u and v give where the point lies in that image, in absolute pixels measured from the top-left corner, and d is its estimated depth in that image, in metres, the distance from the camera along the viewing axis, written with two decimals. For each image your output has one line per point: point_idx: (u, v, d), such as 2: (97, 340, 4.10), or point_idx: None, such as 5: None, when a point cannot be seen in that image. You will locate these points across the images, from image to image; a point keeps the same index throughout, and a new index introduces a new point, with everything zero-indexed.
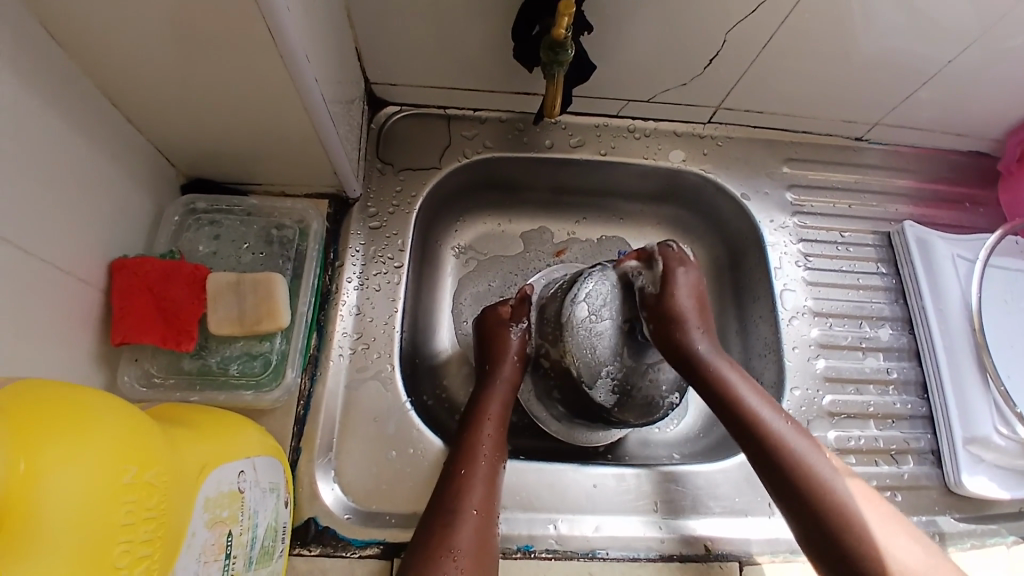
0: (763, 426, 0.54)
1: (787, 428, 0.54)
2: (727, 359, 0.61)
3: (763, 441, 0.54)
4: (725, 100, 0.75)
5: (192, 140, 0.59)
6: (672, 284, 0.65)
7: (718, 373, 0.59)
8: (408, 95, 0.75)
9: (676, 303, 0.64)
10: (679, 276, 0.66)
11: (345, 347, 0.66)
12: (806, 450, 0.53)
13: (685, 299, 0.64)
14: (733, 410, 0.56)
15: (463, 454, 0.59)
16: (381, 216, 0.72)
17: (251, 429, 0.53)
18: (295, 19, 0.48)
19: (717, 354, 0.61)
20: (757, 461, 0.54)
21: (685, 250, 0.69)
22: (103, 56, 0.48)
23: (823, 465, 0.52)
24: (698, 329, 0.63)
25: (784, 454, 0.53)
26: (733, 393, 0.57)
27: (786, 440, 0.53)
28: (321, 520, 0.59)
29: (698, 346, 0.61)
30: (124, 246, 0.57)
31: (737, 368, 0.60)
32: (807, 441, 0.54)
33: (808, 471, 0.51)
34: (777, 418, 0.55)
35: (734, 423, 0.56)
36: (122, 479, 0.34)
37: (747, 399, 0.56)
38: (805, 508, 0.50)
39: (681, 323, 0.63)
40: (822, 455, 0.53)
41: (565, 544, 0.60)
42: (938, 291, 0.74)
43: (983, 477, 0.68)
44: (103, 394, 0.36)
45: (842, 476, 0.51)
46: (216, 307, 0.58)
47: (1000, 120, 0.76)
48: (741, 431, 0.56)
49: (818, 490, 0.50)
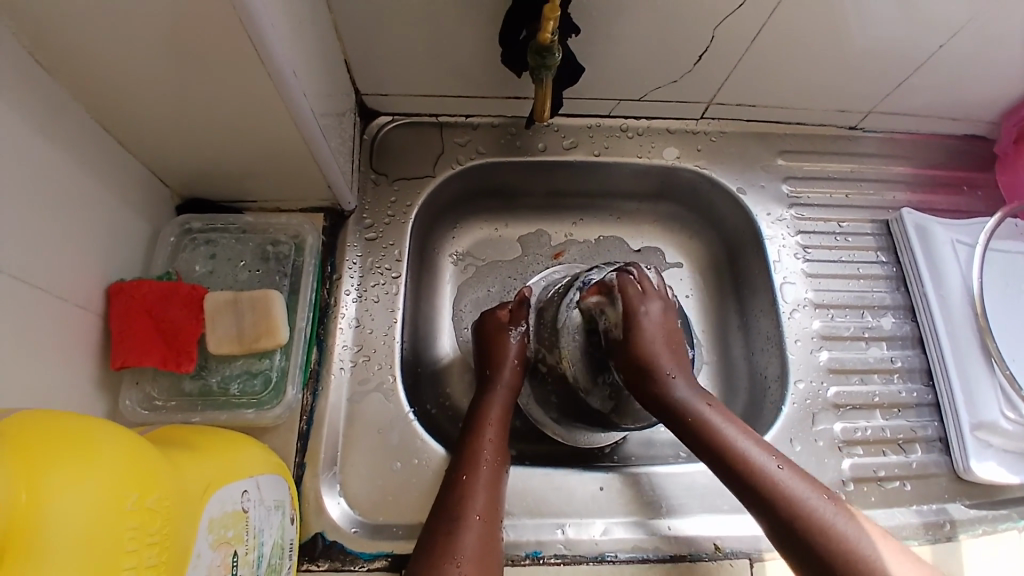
0: (754, 471, 0.53)
1: (779, 471, 0.53)
2: (705, 399, 0.59)
3: (758, 491, 0.52)
4: (717, 95, 0.74)
5: (185, 160, 0.59)
6: (635, 325, 0.64)
7: (701, 420, 0.57)
8: (400, 105, 0.75)
9: (641, 347, 0.63)
10: (642, 317, 0.64)
11: (346, 360, 0.66)
12: (805, 495, 0.51)
13: (651, 340, 0.63)
14: (724, 461, 0.54)
15: (465, 460, 0.58)
16: (377, 227, 0.72)
17: (254, 447, 0.53)
18: (281, 35, 0.48)
19: (695, 396, 0.59)
20: (757, 511, 0.52)
21: (644, 278, 0.67)
22: (92, 80, 0.48)
23: (824, 508, 0.50)
24: (672, 372, 0.61)
25: (783, 503, 0.51)
26: (720, 441, 0.55)
27: (782, 487, 0.51)
28: (329, 534, 0.59)
29: (676, 393, 0.60)
30: (121, 268, 0.57)
31: (719, 409, 0.58)
32: (804, 482, 0.52)
33: (808, 517, 0.50)
34: (768, 461, 0.53)
35: (726, 474, 0.54)
36: (123, 506, 0.34)
37: (735, 447, 0.54)
38: (812, 555, 0.49)
39: (651, 368, 0.61)
40: (821, 496, 0.51)
41: (574, 548, 0.60)
42: (939, 277, 0.73)
43: (992, 463, 0.67)
44: (102, 422, 0.36)
45: (845, 517, 0.50)
46: (215, 326, 0.57)
47: (995, 103, 0.75)
48: (735, 482, 0.54)
49: (823, 538, 0.49)
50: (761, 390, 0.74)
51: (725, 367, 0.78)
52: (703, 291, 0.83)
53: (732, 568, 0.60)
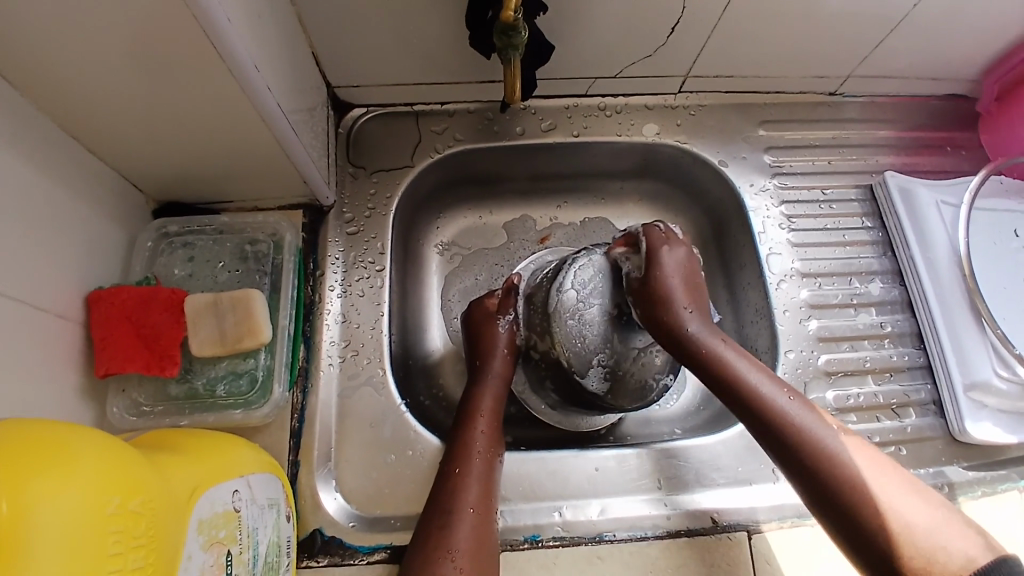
0: (762, 401, 0.53)
1: (787, 400, 0.53)
2: (719, 336, 0.59)
3: (769, 420, 0.52)
4: (693, 69, 0.74)
5: (157, 165, 0.58)
6: (656, 262, 0.63)
7: (711, 352, 0.57)
8: (373, 96, 0.74)
9: (661, 284, 0.62)
10: (665, 257, 0.64)
11: (334, 356, 0.66)
12: (812, 424, 0.51)
13: (671, 283, 0.62)
14: (734, 391, 0.55)
15: (457, 452, 0.58)
16: (358, 220, 0.72)
17: (243, 447, 0.53)
18: (241, 31, 0.47)
19: (709, 332, 0.60)
20: (765, 441, 0.53)
21: (671, 230, 0.66)
22: (51, 89, 0.47)
23: (829, 438, 0.51)
24: (688, 308, 0.61)
25: (791, 433, 0.51)
26: (731, 372, 0.56)
27: (791, 417, 0.52)
28: (327, 530, 0.59)
29: (688, 327, 0.60)
30: (99, 277, 0.57)
31: (731, 345, 0.58)
32: (811, 412, 0.52)
33: (811, 444, 0.50)
34: (778, 391, 0.54)
35: (737, 405, 0.55)
36: (105, 510, 0.34)
37: (745, 378, 0.55)
38: (814, 482, 0.50)
39: (667, 303, 0.61)
40: (827, 425, 0.52)
41: (572, 530, 0.60)
42: (925, 239, 0.73)
43: (987, 423, 0.67)
44: (81, 428, 0.36)
45: (849, 445, 0.50)
46: (197, 329, 0.57)
47: (976, 60, 0.75)
48: (745, 411, 0.54)
49: (827, 466, 0.49)
50: None
51: None
52: None
53: (731, 541, 0.60)
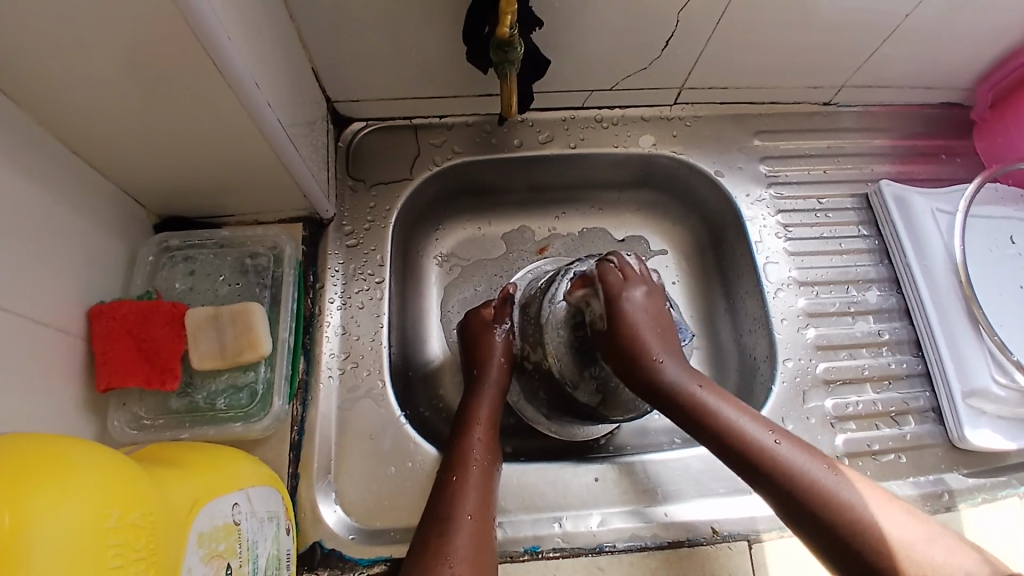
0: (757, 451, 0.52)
1: (778, 446, 0.52)
2: (698, 379, 0.58)
3: (767, 471, 0.52)
4: (688, 80, 0.75)
5: (159, 180, 0.59)
6: (619, 309, 0.62)
7: (696, 399, 0.56)
8: (372, 110, 0.75)
9: (625, 331, 0.61)
10: (626, 303, 0.63)
11: (334, 368, 0.66)
12: (806, 465, 0.51)
13: (636, 328, 0.61)
14: (724, 441, 0.54)
15: (454, 460, 0.59)
16: (357, 233, 0.72)
17: (244, 460, 0.53)
18: (241, 48, 0.48)
19: (688, 377, 0.58)
20: (763, 489, 0.52)
21: (626, 264, 0.66)
22: (54, 106, 0.48)
23: (826, 478, 0.50)
24: (661, 355, 0.60)
25: (789, 478, 0.51)
26: (718, 420, 0.55)
27: (785, 460, 0.51)
28: (327, 543, 0.59)
29: (668, 376, 0.58)
30: (101, 291, 0.57)
31: (711, 387, 0.58)
32: (803, 451, 0.52)
33: (813, 491, 0.49)
34: (768, 438, 0.53)
35: (729, 456, 0.54)
36: (105, 523, 0.34)
37: (734, 425, 0.54)
38: (823, 530, 0.49)
39: (639, 354, 0.60)
40: (820, 463, 0.51)
41: (572, 541, 0.60)
42: (921, 247, 0.74)
43: (987, 430, 0.67)
44: (83, 442, 0.36)
45: (846, 481, 0.50)
46: (196, 343, 0.57)
47: (969, 69, 0.75)
48: (741, 464, 0.53)
49: (830, 507, 0.49)
50: (751, 373, 0.74)
51: (715, 351, 0.78)
52: (688, 277, 0.83)
53: (731, 550, 0.59)
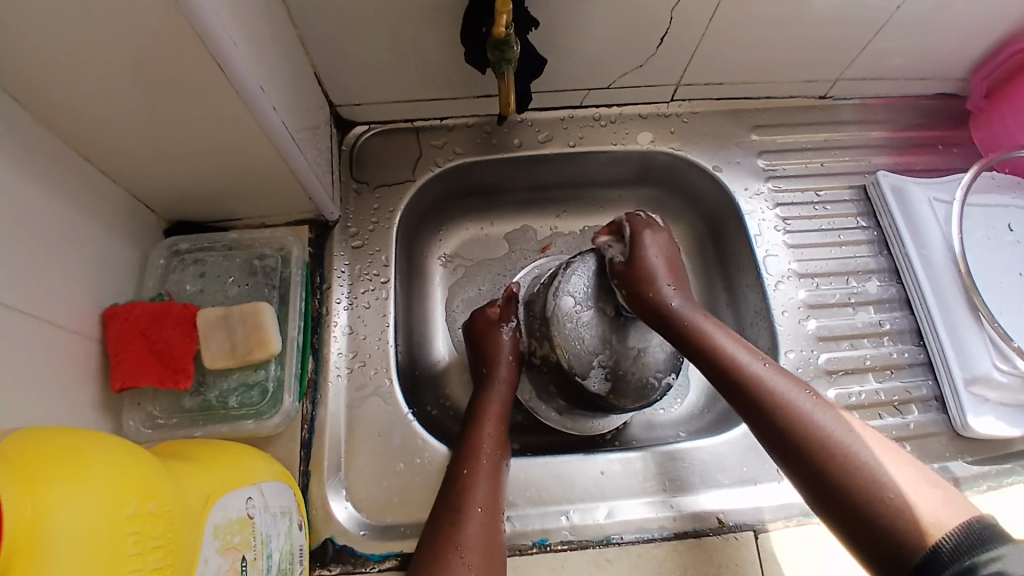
0: (738, 367, 0.55)
1: (763, 369, 0.54)
2: (701, 312, 0.62)
3: (744, 386, 0.54)
4: (684, 77, 0.76)
5: (167, 185, 0.60)
6: (640, 245, 0.67)
7: (694, 326, 0.60)
8: (374, 113, 0.76)
9: (643, 264, 0.66)
10: (647, 240, 0.68)
11: (342, 367, 0.67)
12: (789, 392, 0.52)
13: (654, 265, 0.66)
14: (715, 366, 0.56)
15: (465, 454, 0.60)
16: (362, 234, 0.73)
17: (256, 457, 0.54)
18: (246, 55, 0.49)
19: (691, 308, 0.62)
20: (747, 415, 0.53)
21: (652, 218, 0.71)
22: (66, 115, 0.49)
23: (803, 401, 0.51)
24: (671, 287, 0.64)
25: (768, 400, 0.52)
26: (712, 349, 0.57)
27: (768, 387, 0.52)
28: (339, 539, 0.60)
29: (673, 303, 0.62)
30: (113, 294, 0.59)
31: (713, 320, 0.61)
32: (790, 381, 0.53)
33: (786, 409, 0.51)
34: (754, 361, 0.55)
35: (718, 381, 0.56)
36: (124, 511, 0.35)
37: (726, 352, 0.56)
38: (789, 444, 0.49)
39: (653, 283, 0.64)
40: (804, 393, 0.52)
41: (580, 534, 0.61)
42: (919, 236, 0.74)
43: (990, 417, 0.67)
44: (103, 436, 0.38)
45: (826, 409, 0.50)
46: (209, 341, 0.59)
47: (963, 59, 0.76)
48: (722, 379, 0.55)
49: (805, 430, 0.49)
50: None
51: None
52: (689, 273, 0.84)
53: (737, 541, 0.60)
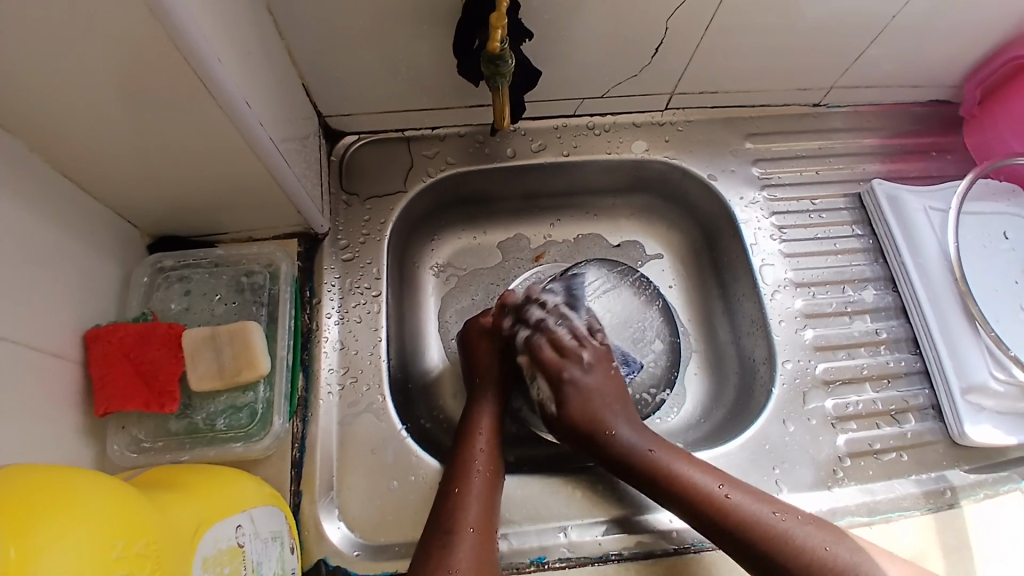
0: (708, 499, 0.56)
1: (730, 494, 0.56)
2: (649, 441, 0.61)
3: (721, 520, 0.55)
4: (678, 86, 0.75)
5: (151, 200, 0.59)
6: (565, 396, 0.65)
7: (652, 465, 0.59)
8: (364, 123, 0.75)
9: (571, 419, 0.65)
10: (570, 387, 0.66)
11: (333, 384, 0.66)
12: (760, 513, 0.54)
13: (587, 415, 0.64)
14: (686, 500, 0.57)
15: (456, 472, 0.58)
16: (353, 247, 0.72)
17: (247, 482, 0.52)
18: (231, 69, 0.47)
19: (639, 440, 0.61)
20: (725, 544, 0.55)
21: (569, 335, 0.69)
22: (43, 131, 0.47)
23: (776, 521, 0.54)
24: (609, 427, 0.63)
25: (747, 529, 0.54)
26: (680, 482, 0.57)
27: (744, 511, 0.55)
28: (331, 560, 0.58)
29: (623, 443, 0.61)
30: (95, 315, 0.57)
31: (661, 446, 0.61)
32: (756, 500, 0.55)
33: (766, 535, 0.53)
34: (717, 487, 0.56)
35: (690, 513, 0.57)
36: (110, 554, 0.33)
37: (694, 484, 0.57)
38: (779, 570, 0.52)
39: (590, 434, 0.63)
40: (770, 508, 0.55)
41: (578, 551, 0.60)
42: (914, 245, 0.74)
43: (986, 425, 0.67)
44: (86, 474, 0.36)
45: (801, 522, 0.54)
46: (195, 363, 0.57)
47: (956, 66, 0.76)
48: (696, 515, 0.56)
49: (791, 553, 0.52)
50: (750, 375, 0.74)
51: (713, 353, 0.79)
52: (684, 282, 0.83)
53: None
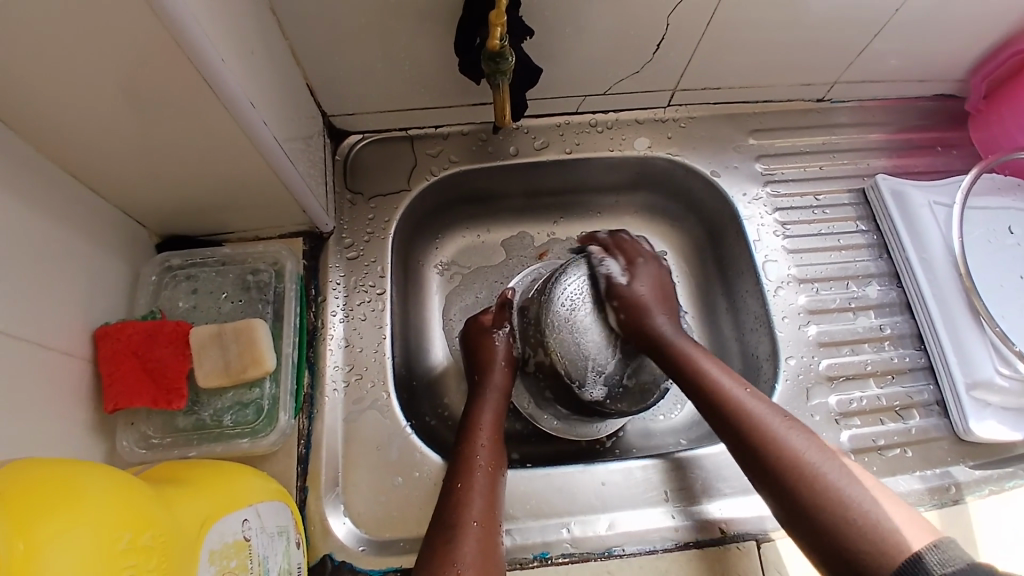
0: (720, 391, 0.57)
1: (743, 394, 0.56)
2: (691, 341, 0.64)
3: (723, 409, 0.56)
4: (681, 82, 0.75)
5: (158, 200, 0.59)
6: (635, 274, 0.69)
7: (682, 353, 0.62)
8: (368, 123, 0.75)
9: (638, 293, 0.67)
10: (640, 270, 0.69)
11: (338, 381, 0.67)
12: (763, 414, 0.54)
13: (646, 297, 0.67)
14: (700, 389, 0.59)
15: (459, 468, 0.59)
16: (357, 246, 0.73)
17: (252, 477, 0.53)
18: (235, 70, 0.48)
19: (680, 335, 0.64)
20: (724, 436, 0.56)
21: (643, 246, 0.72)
22: (52, 133, 0.48)
23: (775, 422, 0.53)
24: (659, 316, 0.66)
25: (743, 421, 0.54)
26: (698, 373, 0.60)
27: (746, 409, 0.55)
28: (337, 555, 0.59)
29: (663, 332, 0.64)
30: (103, 313, 0.58)
31: (702, 349, 0.63)
32: (765, 405, 0.55)
33: (759, 429, 0.53)
34: (735, 385, 0.57)
35: (702, 401, 0.58)
36: (118, 546, 0.34)
37: (711, 376, 0.59)
38: (760, 462, 0.52)
39: (646, 311, 0.66)
40: (778, 415, 0.54)
41: (581, 546, 0.60)
42: (919, 240, 0.74)
43: (991, 421, 0.67)
44: (93, 468, 0.37)
45: (800, 431, 0.52)
46: (202, 360, 0.58)
47: (962, 60, 0.75)
48: (706, 403, 0.58)
49: (775, 450, 0.51)
50: (754, 373, 0.74)
51: (718, 350, 0.79)
52: (688, 279, 0.83)
53: (740, 550, 0.60)
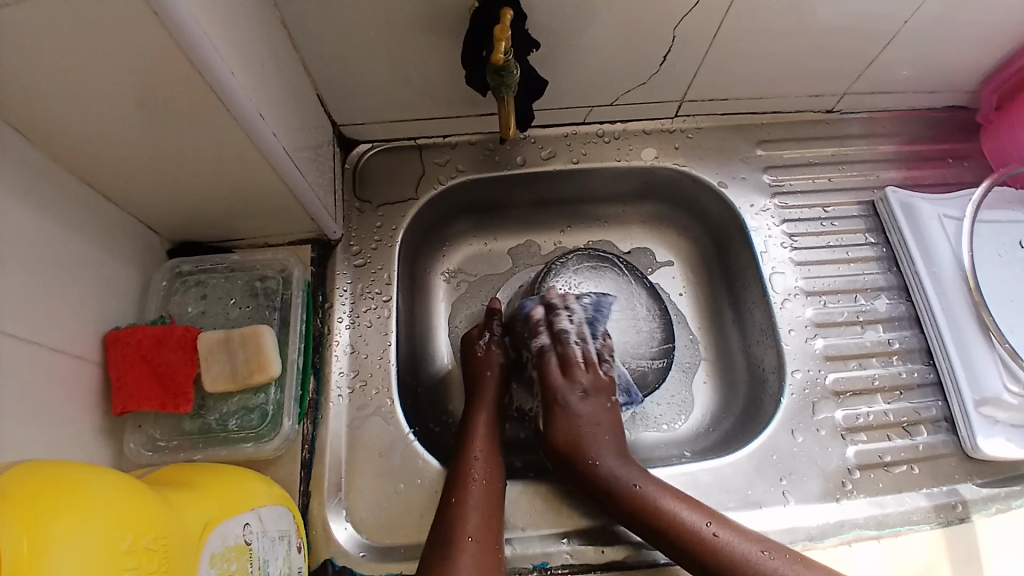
0: (694, 537, 0.55)
1: (718, 532, 0.55)
2: (632, 471, 0.60)
3: (706, 557, 0.54)
4: (688, 93, 0.75)
5: (170, 207, 0.61)
6: (552, 414, 0.66)
7: (636, 498, 0.58)
8: (377, 132, 0.76)
9: (557, 433, 0.65)
10: (560, 407, 0.66)
11: (343, 387, 0.67)
12: (749, 550, 0.54)
13: (572, 433, 0.64)
14: (673, 539, 0.56)
15: (454, 483, 0.59)
16: (364, 253, 0.73)
17: (256, 482, 0.54)
18: (244, 82, 0.49)
19: (623, 470, 0.61)
20: None
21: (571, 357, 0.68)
22: (67, 142, 0.49)
23: (765, 558, 0.53)
24: (594, 456, 0.62)
25: (733, 565, 0.53)
26: (663, 514, 0.57)
27: (731, 550, 0.54)
28: (338, 560, 0.60)
29: (606, 472, 0.60)
30: (114, 318, 0.59)
31: (646, 481, 0.59)
32: (746, 538, 0.55)
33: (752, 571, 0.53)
34: (705, 524, 0.55)
35: (674, 547, 0.56)
36: (120, 547, 0.35)
37: (683, 523, 0.56)
38: None
39: (578, 454, 0.62)
40: (761, 546, 0.54)
41: (581, 557, 0.60)
42: (928, 254, 0.73)
43: (1000, 439, 0.66)
44: (99, 470, 0.38)
45: (792, 563, 0.53)
46: (209, 366, 0.59)
47: (972, 71, 0.75)
48: (680, 550, 0.56)
49: None
50: (760, 385, 0.74)
51: (724, 361, 0.79)
52: (695, 290, 0.83)
53: None
